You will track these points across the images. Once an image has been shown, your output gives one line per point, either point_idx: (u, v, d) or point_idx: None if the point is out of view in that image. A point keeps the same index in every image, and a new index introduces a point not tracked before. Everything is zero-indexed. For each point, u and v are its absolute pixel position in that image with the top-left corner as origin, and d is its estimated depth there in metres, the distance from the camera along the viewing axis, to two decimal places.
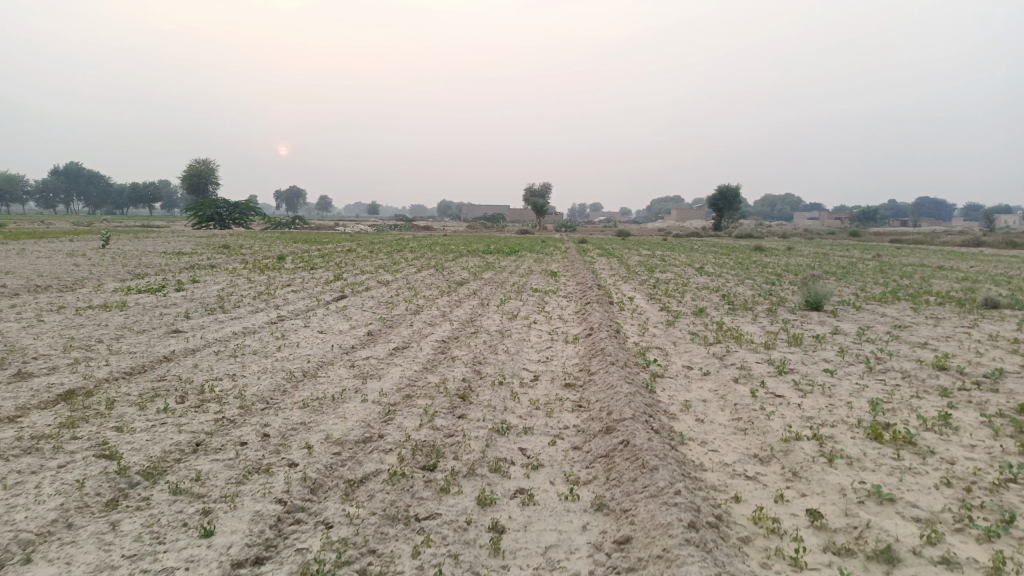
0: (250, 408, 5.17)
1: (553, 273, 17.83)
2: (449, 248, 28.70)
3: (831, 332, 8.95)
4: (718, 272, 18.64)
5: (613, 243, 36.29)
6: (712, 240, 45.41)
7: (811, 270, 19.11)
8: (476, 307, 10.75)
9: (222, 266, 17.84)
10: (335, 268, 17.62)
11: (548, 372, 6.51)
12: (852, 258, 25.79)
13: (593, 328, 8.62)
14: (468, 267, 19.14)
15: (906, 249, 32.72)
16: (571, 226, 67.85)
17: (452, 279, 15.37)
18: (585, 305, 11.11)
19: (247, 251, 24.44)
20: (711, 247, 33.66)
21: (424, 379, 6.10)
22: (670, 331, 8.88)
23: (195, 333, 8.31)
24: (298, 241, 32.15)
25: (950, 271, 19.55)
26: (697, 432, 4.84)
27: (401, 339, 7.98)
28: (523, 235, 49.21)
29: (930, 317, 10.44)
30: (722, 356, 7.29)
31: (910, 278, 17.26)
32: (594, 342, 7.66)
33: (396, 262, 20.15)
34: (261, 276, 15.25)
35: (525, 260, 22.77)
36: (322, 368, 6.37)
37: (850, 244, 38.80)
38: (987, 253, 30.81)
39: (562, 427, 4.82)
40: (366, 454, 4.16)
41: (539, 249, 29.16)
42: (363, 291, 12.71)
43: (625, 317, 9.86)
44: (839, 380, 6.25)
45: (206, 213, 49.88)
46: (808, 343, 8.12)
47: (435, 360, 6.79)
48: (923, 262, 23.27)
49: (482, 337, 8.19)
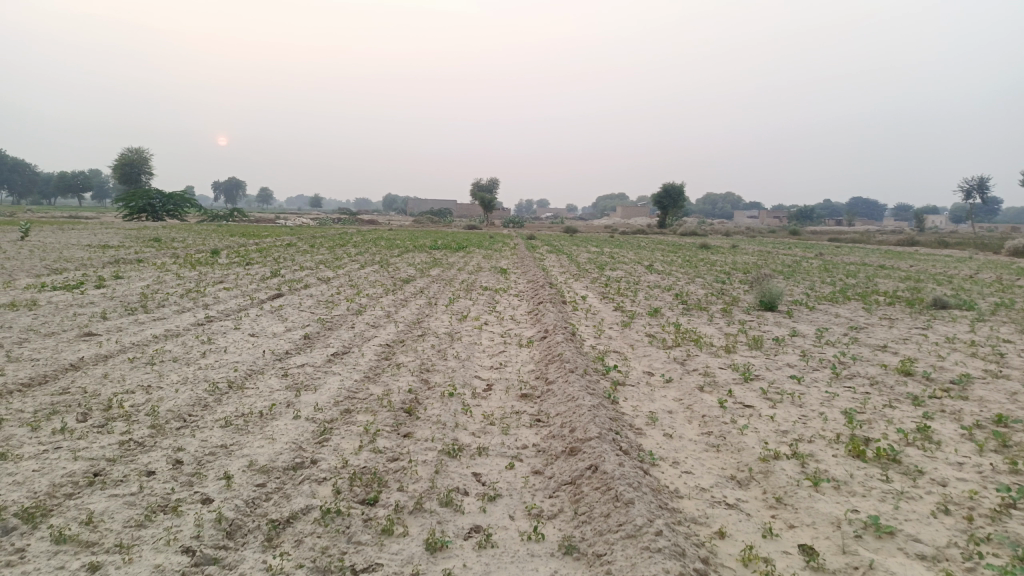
0: (162, 429, 4.51)
1: (503, 270, 17.35)
2: (393, 242, 27.89)
3: (790, 334, 8.69)
4: (667, 270, 18.47)
5: (561, 241, 35.94)
6: (658, 237, 45.70)
7: (759, 268, 19.10)
8: (423, 307, 10.16)
9: (150, 261, 16.75)
10: (274, 264, 16.77)
11: (501, 381, 6.01)
12: (796, 256, 26.11)
13: (548, 330, 8.15)
14: (414, 263, 18.48)
15: (846, 248, 33.33)
16: (518, 222, 67.62)
17: (397, 276, 14.72)
18: (538, 305, 10.65)
19: (179, 245, 23.23)
20: (659, 245, 33.58)
21: (365, 390, 5.53)
22: (627, 333, 8.49)
23: (110, 337, 7.50)
24: (234, 234, 30.86)
25: (892, 270, 19.86)
26: (667, 450, 4.41)
27: (340, 343, 7.36)
28: (469, 231, 48.67)
29: (883, 318, 10.33)
30: (684, 361, 6.92)
31: (856, 277, 17.40)
32: (550, 346, 7.21)
33: (338, 257, 19.32)
34: (192, 272, 14.32)
35: (473, 256, 22.24)
36: (250, 379, 5.73)
37: (792, 244, 39.41)
38: (924, 252, 31.59)
39: (519, 446, 4.33)
40: (296, 487, 3.58)
41: (487, 245, 28.66)
42: (301, 289, 11.96)
43: (579, 318, 9.43)
44: (808, 388, 5.93)
45: (138, 204, 47.66)
46: (768, 346, 7.83)
47: (378, 368, 6.21)
48: (865, 261, 23.62)
49: (429, 341, 7.64)
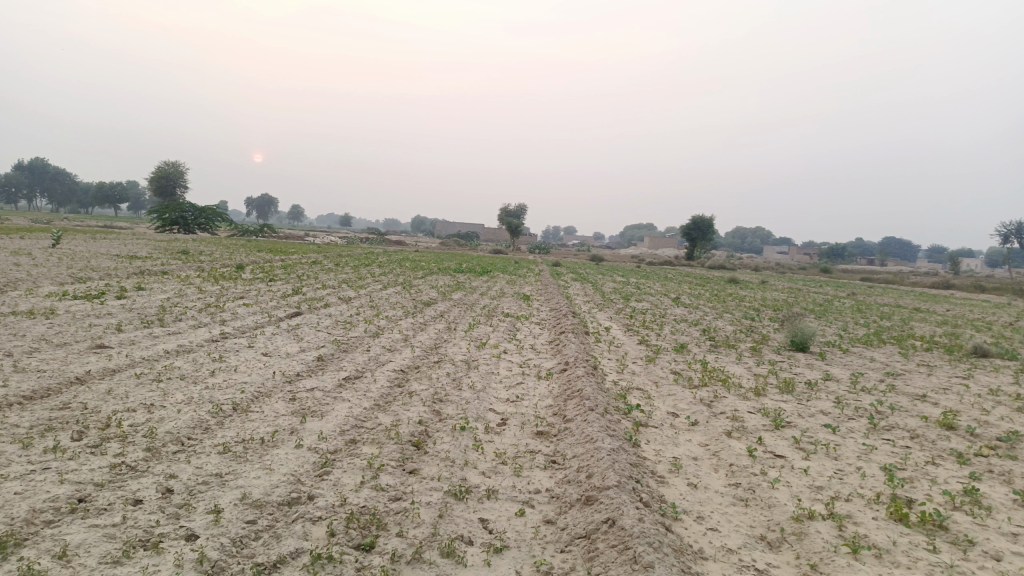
0: (158, 453, 4.30)
1: (526, 297, 17.09)
2: (418, 264, 27.80)
3: (823, 378, 8.29)
4: (695, 303, 18.08)
5: (586, 269, 35.72)
6: (685, 269, 45.23)
7: (788, 306, 18.61)
8: (442, 332, 9.92)
9: (175, 274, 16.77)
10: (297, 281, 16.71)
11: (517, 415, 5.74)
12: (827, 295, 25.52)
13: (568, 362, 7.85)
14: (437, 286, 18.31)
15: (879, 289, 32.53)
16: (544, 248, 67.50)
17: (419, 299, 14.53)
18: (559, 335, 10.36)
19: (206, 258, 23.37)
20: (686, 278, 33.09)
21: (374, 419, 5.28)
22: (650, 369, 8.16)
23: (121, 350, 7.37)
24: (261, 250, 31.06)
25: (928, 314, 19.26)
26: (691, 502, 4.09)
27: (353, 368, 7.13)
28: (495, 255, 48.61)
29: (921, 365, 9.86)
30: (710, 403, 6.58)
31: (890, 320, 16.88)
32: (569, 380, 6.92)
33: (361, 277, 19.25)
34: (214, 287, 14.27)
35: (498, 281, 22.04)
36: (256, 402, 5.51)
37: (823, 281, 38.68)
38: (961, 296, 30.71)
39: (532, 490, 4.04)
40: (288, 527, 3.33)
41: (512, 270, 28.49)
42: (320, 308, 11.81)
43: (602, 351, 9.12)
44: (843, 439, 5.55)
45: (170, 216, 48.39)
46: (799, 390, 7.45)
47: (389, 396, 5.97)
48: (898, 303, 22.96)
49: (445, 369, 7.38)
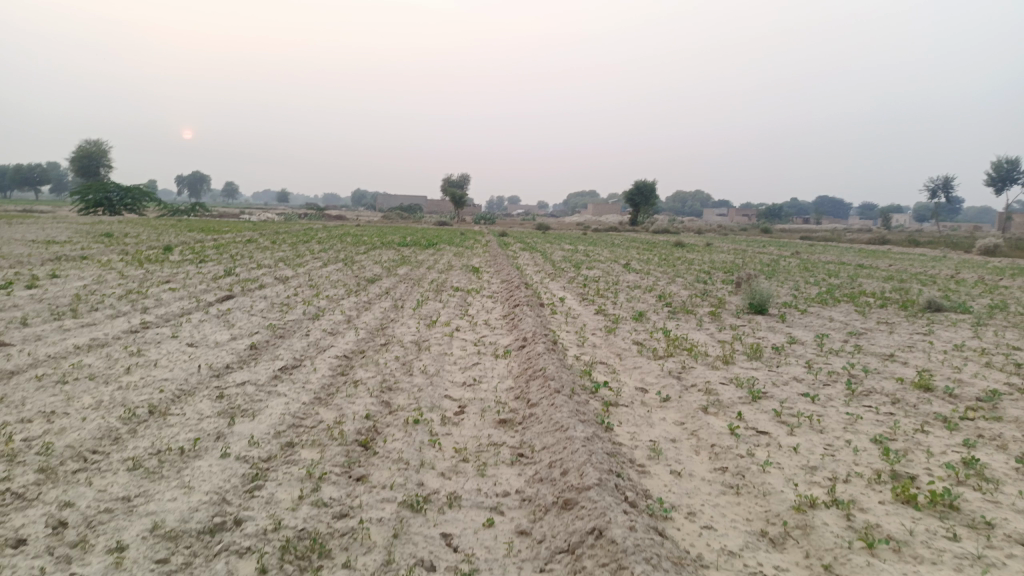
0: (53, 473, 3.58)
1: (475, 269, 16.47)
2: (359, 239, 26.84)
3: (788, 341, 7.98)
4: (646, 268, 17.85)
5: (532, 237, 35.35)
6: (630, 234, 45.35)
7: (738, 267, 18.49)
8: (388, 310, 9.27)
9: (95, 259, 15.56)
10: (230, 262, 15.72)
11: (475, 401, 5.19)
12: (774, 255, 25.72)
13: (526, 338, 7.33)
14: (380, 261, 17.52)
15: (821, 247, 32.99)
16: (488, 218, 66.84)
17: (362, 275, 13.79)
18: (513, 308, 9.82)
19: (131, 240, 21.97)
20: (634, 243, 32.93)
21: (314, 416, 4.66)
22: (612, 341, 7.70)
23: (22, 348, 6.49)
24: (193, 230, 29.47)
25: (873, 270, 19.48)
26: (678, 494, 3.63)
27: (291, 356, 6.45)
28: (439, 227, 47.78)
29: (880, 323, 9.68)
30: (680, 376, 6.15)
31: (839, 277, 16.95)
32: (529, 358, 6.39)
33: (300, 255, 18.30)
34: (138, 271, 13.21)
35: (445, 254, 21.39)
36: (177, 404, 4.82)
37: (765, 241, 39.37)
38: (898, 251, 31.42)
39: (500, 493, 3.52)
40: (209, 566, 2.72)
41: (458, 242, 27.84)
42: (254, 290, 10.97)
43: (559, 324, 8.63)
44: (825, 410, 5.19)
45: (93, 197, 45.78)
46: (768, 356, 7.11)
47: (332, 387, 5.35)
48: (842, 261, 23.20)
49: (392, 352, 6.76)
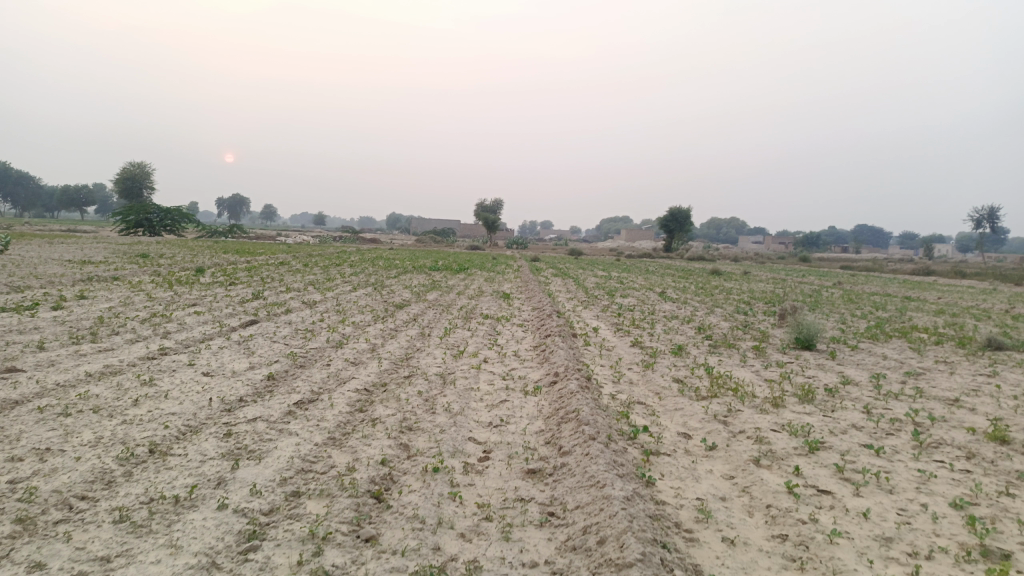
0: (30, 525, 3.22)
1: (506, 295, 16.08)
2: (391, 263, 26.67)
3: (841, 382, 7.40)
4: (682, 297, 17.29)
5: (565, 263, 35.05)
6: (665, 261, 44.76)
7: (779, 297, 17.83)
8: (414, 339, 8.89)
9: (127, 280, 15.53)
10: (260, 285, 15.57)
11: (501, 446, 4.75)
12: (815, 285, 24.91)
13: (558, 372, 6.87)
14: (410, 286, 17.23)
15: (863, 278, 31.92)
16: (522, 242, 66.68)
17: (390, 301, 13.49)
18: (545, 339, 9.38)
19: (165, 261, 22.08)
20: (669, 270, 32.31)
21: (325, 461, 4.26)
22: (650, 378, 7.20)
23: (33, 374, 6.24)
24: (227, 252, 29.58)
25: (922, 303, 18.62)
26: (733, 568, 3.15)
27: (308, 389, 6.09)
28: (472, 251, 47.74)
29: (939, 362, 9.02)
30: (726, 420, 5.64)
31: (887, 310, 16.20)
32: (561, 396, 5.93)
33: (330, 278, 18.10)
34: (166, 293, 13.09)
35: (476, 279, 21.08)
36: (180, 443, 4.46)
37: (805, 270, 38.45)
38: (945, 283, 30.29)
39: (527, 564, 3.07)
40: None
41: (490, 267, 27.53)
42: (280, 315, 10.70)
43: (593, 357, 8.17)
44: (892, 465, 4.64)
45: (134, 218, 46.68)
46: (821, 399, 6.55)
47: (348, 427, 4.95)
48: (887, 292, 22.33)
49: (416, 386, 6.36)
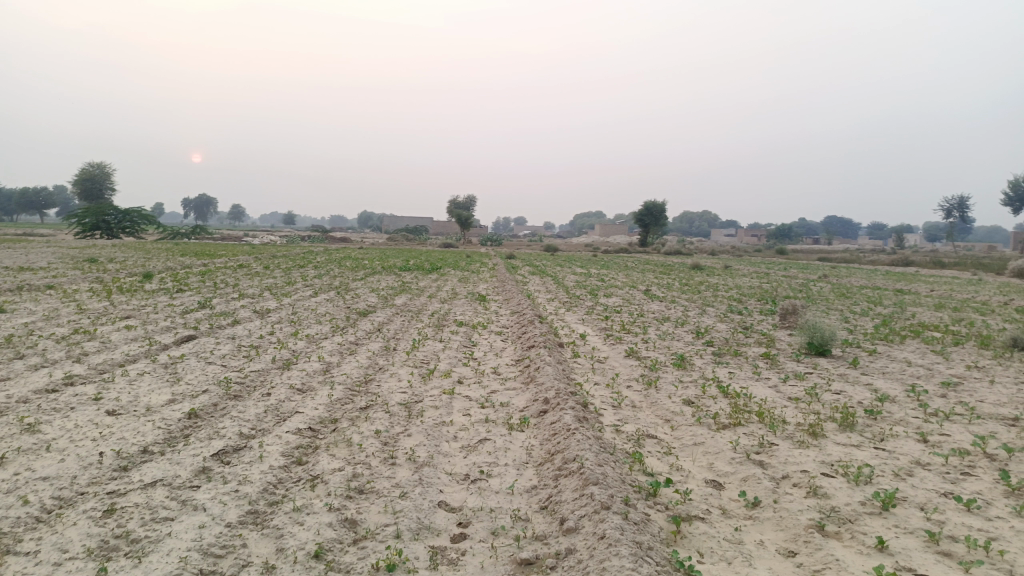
0: None
1: (481, 298, 14.89)
2: (358, 263, 25.27)
3: (877, 400, 6.31)
4: (670, 296, 16.23)
5: (541, 260, 33.96)
6: (641, 257, 43.86)
7: (770, 294, 16.88)
8: (376, 356, 7.64)
9: (61, 289, 14.03)
10: (211, 291, 14.17)
11: (481, 517, 3.53)
12: (801, 279, 24.09)
13: (546, 398, 5.69)
14: (378, 289, 15.95)
15: (844, 270, 31.15)
16: (495, 238, 65.36)
17: (355, 307, 12.22)
18: (527, 351, 8.18)
19: (114, 266, 20.50)
20: (647, 266, 31.36)
21: (237, 556, 3.03)
22: (656, 402, 6.04)
23: None
24: (186, 254, 28.11)
25: (918, 297, 17.76)
26: None
27: (236, 431, 4.83)
28: (445, 250, 46.52)
29: (971, 369, 7.98)
30: (763, 463, 4.49)
31: (885, 306, 15.34)
32: (555, 435, 4.74)
33: (290, 283, 16.69)
34: (101, 304, 11.63)
35: (449, 279, 19.83)
36: (33, 532, 3.18)
37: (782, 263, 37.83)
38: (927, 274, 29.69)
39: None
40: None
41: (464, 266, 26.27)
42: (223, 329, 9.36)
43: (585, 374, 6.99)
44: (997, 527, 3.52)
45: (90, 221, 44.62)
46: (864, 425, 5.44)
47: (277, 494, 3.71)
48: (877, 285, 21.55)
49: (373, 422, 5.14)
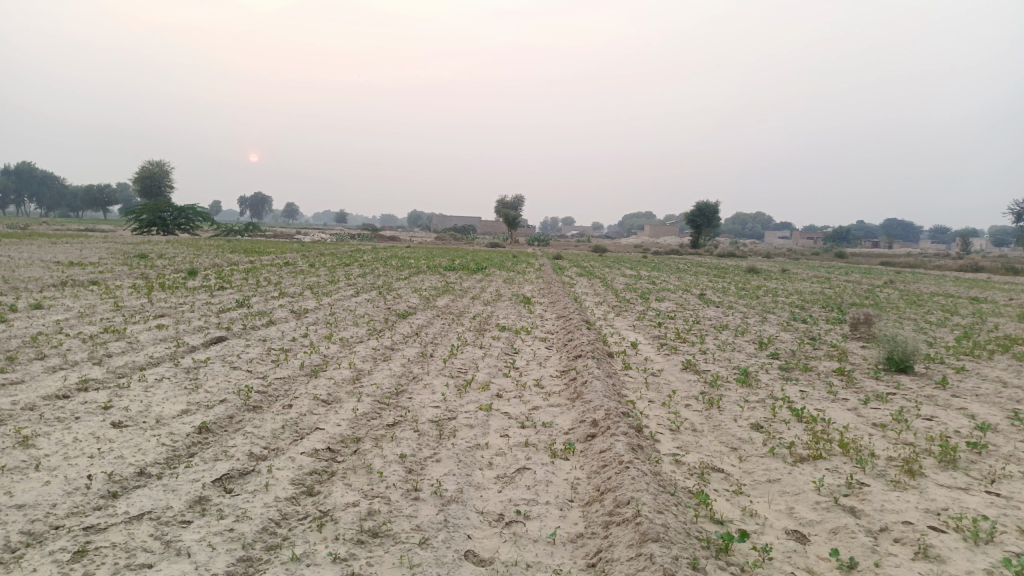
0: None
1: (527, 300, 14.28)
2: (404, 263, 24.94)
3: (979, 428, 5.47)
4: (726, 301, 15.37)
5: (590, 261, 33.25)
6: (692, 259, 42.69)
7: (833, 300, 15.87)
8: (410, 364, 7.09)
9: (105, 285, 13.90)
10: (252, 289, 13.91)
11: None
12: (866, 284, 22.87)
13: (595, 419, 5.03)
14: (421, 289, 15.50)
15: (911, 276, 29.42)
16: (543, 238, 64.64)
17: (395, 308, 11.74)
18: (574, 361, 7.53)
19: (162, 263, 20.56)
20: (701, 268, 30.31)
21: None
22: (719, 426, 5.32)
23: None
24: (236, 251, 28.32)
25: (998, 306, 16.49)
26: None
27: (247, 451, 4.30)
28: (492, 250, 46.15)
29: None
30: (854, 509, 3.76)
31: (962, 315, 14.21)
32: (606, 467, 4.08)
33: (333, 282, 16.34)
34: (138, 302, 11.40)
35: (494, 280, 19.31)
36: None
37: (842, 267, 36.27)
38: (1000, 281, 27.96)
39: None
40: None
41: (510, 266, 25.73)
42: (256, 330, 8.94)
43: (638, 390, 6.31)
44: None
45: (148, 217, 45.58)
46: (970, 462, 4.64)
47: (279, 536, 3.16)
48: (949, 293, 20.24)
49: (400, 443, 4.56)
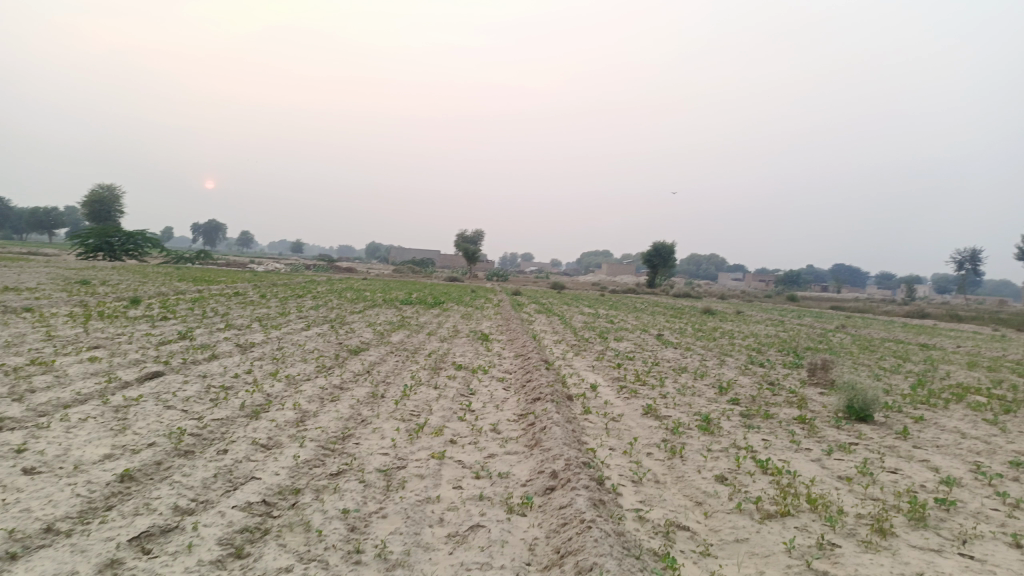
0: None
1: (484, 337, 13.98)
2: (359, 295, 24.45)
3: (944, 482, 5.35)
4: (684, 343, 15.32)
5: (548, 298, 33.15)
6: (649, 298, 42.99)
7: (789, 344, 15.95)
8: (360, 405, 6.72)
9: (38, 312, 13.16)
10: (198, 320, 13.32)
11: None
12: (819, 328, 23.19)
13: (554, 470, 4.75)
14: (375, 324, 15.10)
15: (861, 321, 30.00)
16: (501, 273, 64.56)
17: (347, 344, 11.32)
18: (532, 404, 7.25)
19: (104, 289, 19.71)
20: (658, 308, 30.42)
21: None
22: (683, 478, 5.08)
23: None
24: (185, 279, 27.44)
25: (947, 353, 16.79)
26: None
27: (172, 504, 3.90)
28: (450, 284, 45.84)
29: None
30: (828, 574, 3.54)
31: (914, 362, 14.39)
32: (565, 525, 3.80)
33: (284, 314, 15.81)
34: (73, 331, 10.75)
35: (451, 315, 18.98)
36: None
37: (795, 310, 36.87)
38: (945, 327, 28.69)
39: None
40: None
41: (468, 302, 25.44)
42: (197, 365, 8.44)
43: (599, 437, 6.05)
44: None
45: (94, 241, 44.09)
46: (940, 519, 4.48)
47: None
48: (899, 339, 20.61)
49: (343, 496, 4.20)
